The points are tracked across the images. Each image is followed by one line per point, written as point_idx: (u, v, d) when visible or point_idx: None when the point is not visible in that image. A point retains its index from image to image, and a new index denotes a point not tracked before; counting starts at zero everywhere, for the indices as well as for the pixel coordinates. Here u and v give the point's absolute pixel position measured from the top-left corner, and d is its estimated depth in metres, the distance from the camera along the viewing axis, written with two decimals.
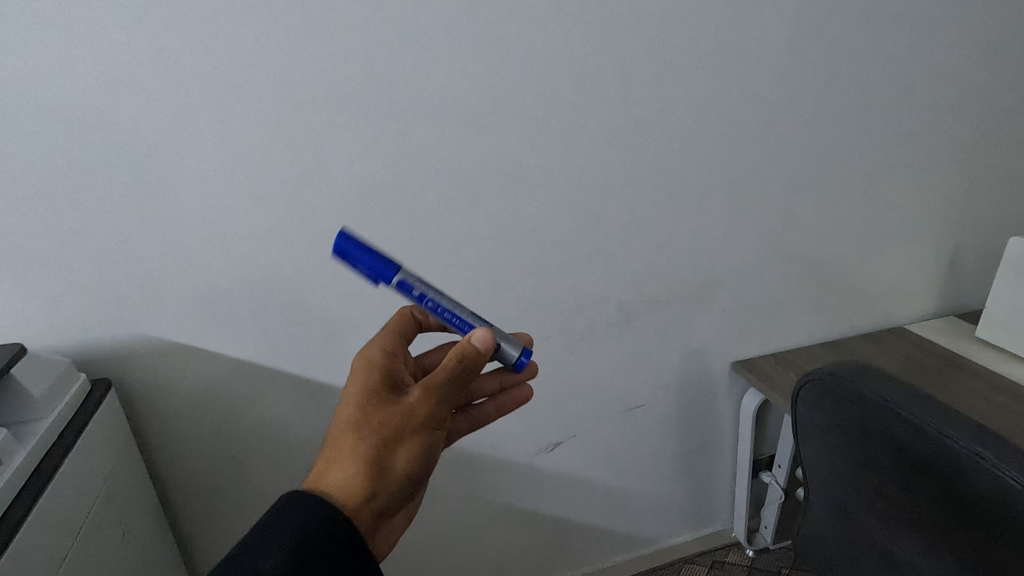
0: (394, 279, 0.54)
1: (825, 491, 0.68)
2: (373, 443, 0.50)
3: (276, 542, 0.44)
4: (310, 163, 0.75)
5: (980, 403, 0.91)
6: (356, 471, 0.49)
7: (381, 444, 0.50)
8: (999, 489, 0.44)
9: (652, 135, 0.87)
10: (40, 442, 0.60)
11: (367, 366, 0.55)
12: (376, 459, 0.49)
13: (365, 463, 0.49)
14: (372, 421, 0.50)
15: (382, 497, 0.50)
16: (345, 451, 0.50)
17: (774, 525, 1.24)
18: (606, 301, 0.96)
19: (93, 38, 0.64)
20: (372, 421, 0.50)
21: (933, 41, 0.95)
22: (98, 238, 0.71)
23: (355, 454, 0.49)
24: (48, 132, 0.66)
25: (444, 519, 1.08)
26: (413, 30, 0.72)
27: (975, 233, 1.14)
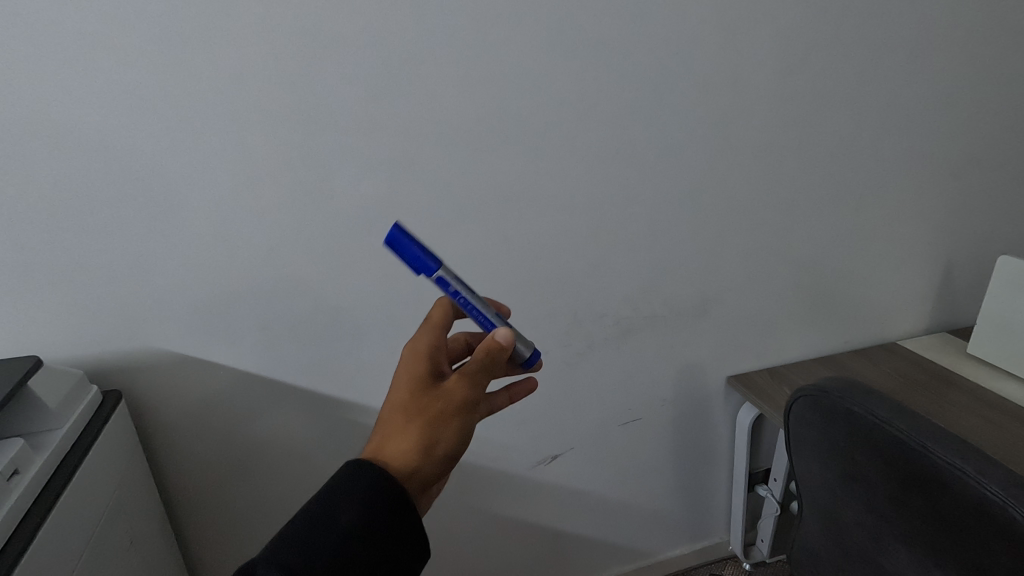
0: (436, 274, 0.52)
1: (817, 505, 0.69)
2: (421, 421, 0.48)
3: (336, 519, 0.43)
4: (317, 183, 0.77)
5: (970, 419, 0.93)
6: (405, 448, 0.48)
7: (429, 420, 0.48)
8: (982, 505, 0.46)
9: (649, 156, 0.89)
10: (55, 451, 0.61)
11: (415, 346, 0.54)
12: (424, 436, 0.48)
13: (415, 439, 0.48)
14: (422, 400, 0.49)
15: (429, 472, 0.48)
16: (395, 428, 0.49)
17: (770, 539, 1.25)
18: (605, 317, 0.98)
19: (111, 63, 0.65)
20: (421, 401, 0.49)
21: (923, 67, 0.98)
22: (111, 254, 0.73)
23: (405, 432, 0.48)
24: (66, 152, 0.67)
25: (445, 530, 1.09)
26: (418, 55, 0.74)
27: (966, 252, 1.17)
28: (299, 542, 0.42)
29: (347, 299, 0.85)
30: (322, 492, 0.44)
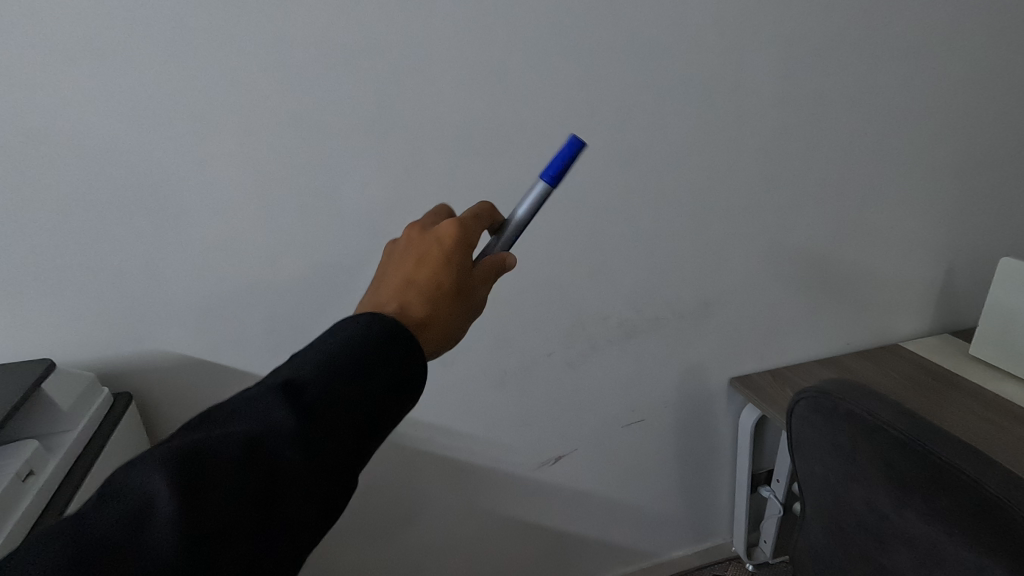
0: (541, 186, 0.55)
1: (819, 506, 0.70)
2: (456, 317, 0.47)
3: (377, 372, 0.39)
4: (323, 187, 0.78)
5: (972, 420, 0.93)
6: (439, 337, 0.46)
7: (463, 319, 0.48)
8: (981, 505, 0.47)
9: (651, 160, 0.90)
10: (68, 452, 0.63)
11: (462, 230, 0.49)
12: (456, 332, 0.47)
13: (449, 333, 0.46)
14: (463, 296, 0.48)
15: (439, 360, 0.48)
16: (435, 314, 0.45)
17: (773, 540, 1.25)
18: (608, 319, 0.99)
19: (122, 70, 0.66)
20: (462, 296, 0.48)
21: (924, 71, 0.99)
22: (121, 258, 0.74)
23: (444, 323, 0.46)
24: (78, 158, 0.68)
25: (449, 531, 1.10)
26: (423, 61, 0.75)
27: (969, 253, 1.17)
28: (340, 384, 0.37)
29: (353, 301, 0.86)
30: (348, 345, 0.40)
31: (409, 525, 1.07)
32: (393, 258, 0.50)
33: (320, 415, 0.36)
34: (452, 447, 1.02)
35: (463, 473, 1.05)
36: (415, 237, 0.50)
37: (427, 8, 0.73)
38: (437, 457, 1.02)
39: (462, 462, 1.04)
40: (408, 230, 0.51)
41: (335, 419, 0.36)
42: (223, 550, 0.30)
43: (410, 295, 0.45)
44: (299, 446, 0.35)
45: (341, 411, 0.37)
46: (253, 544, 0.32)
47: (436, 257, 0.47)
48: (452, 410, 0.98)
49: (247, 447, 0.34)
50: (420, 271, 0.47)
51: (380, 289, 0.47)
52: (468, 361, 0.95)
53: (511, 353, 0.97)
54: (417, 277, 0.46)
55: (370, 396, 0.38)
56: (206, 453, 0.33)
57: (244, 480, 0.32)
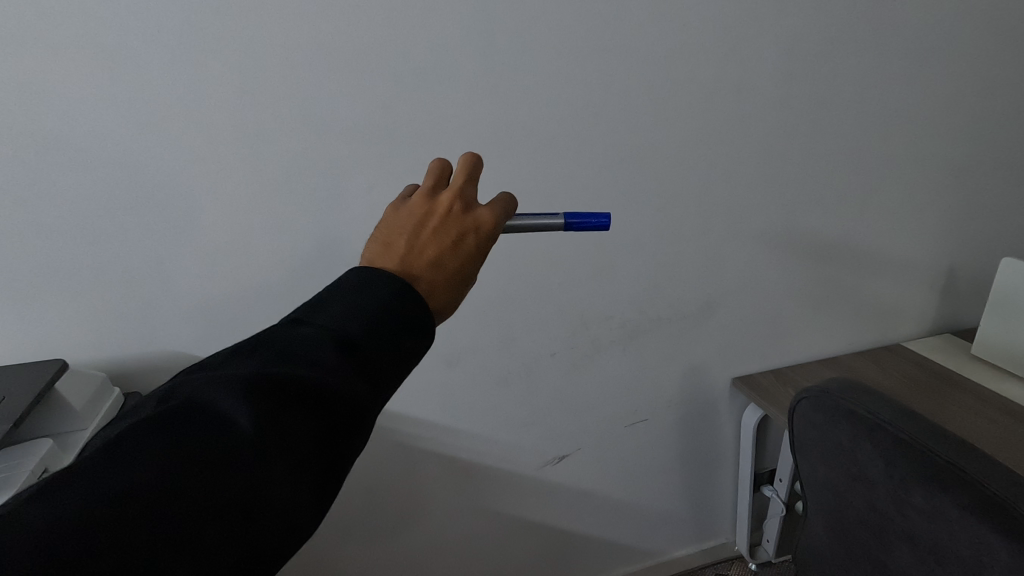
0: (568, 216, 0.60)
1: (821, 504, 0.70)
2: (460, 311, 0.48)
3: (411, 334, 0.41)
4: (330, 190, 0.79)
5: (973, 420, 0.94)
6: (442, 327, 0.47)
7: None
8: (981, 504, 0.47)
9: (654, 161, 0.91)
10: (81, 451, 0.64)
11: (496, 228, 0.48)
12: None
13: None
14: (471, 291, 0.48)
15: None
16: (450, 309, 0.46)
17: (776, 539, 1.26)
18: (611, 320, 1.00)
19: (133, 75, 0.67)
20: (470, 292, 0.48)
21: (925, 72, 0.99)
22: (132, 260, 0.75)
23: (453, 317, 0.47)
24: (90, 162, 0.69)
25: (454, 529, 1.11)
26: (428, 65, 0.76)
27: (970, 254, 1.18)
28: (382, 346, 0.39)
29: None
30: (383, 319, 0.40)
31: (414, 524, 1.08)
32: (424, 224, 0.46)
33: (366, 374, 0.38)
34: (456, 447, 1.03)
35: (468, 473, 1.06)
36: (453, 211, 0.47)
37: (433, 13, 0.74)
38: (442, 456, 1.03)
39: (466, 461, 1.05)
40: (444, 198, 0.47)
41: (379, 376, 0.38)
42: (301, 498, 0.33)
43: (439, 284, 0.44)
44: (353, 400, 0.36)
45: (383, 370, 0.39)
46: (321, 489, 0.34)
47: (470, 251, 0.46)
48: (457, 410, 0.99)
49: (305, 401, 0.35)
50: (452, 259, 0.45)
51: (408, 259, 0.44)
52: (473, 361, 0.96)
53: (515, 354, 0.97)
54: (448, 265, 0.45)
55: (405, 355, 0.40)
56: (267, 408, 0.34)
57: (309, 433, 0.35)
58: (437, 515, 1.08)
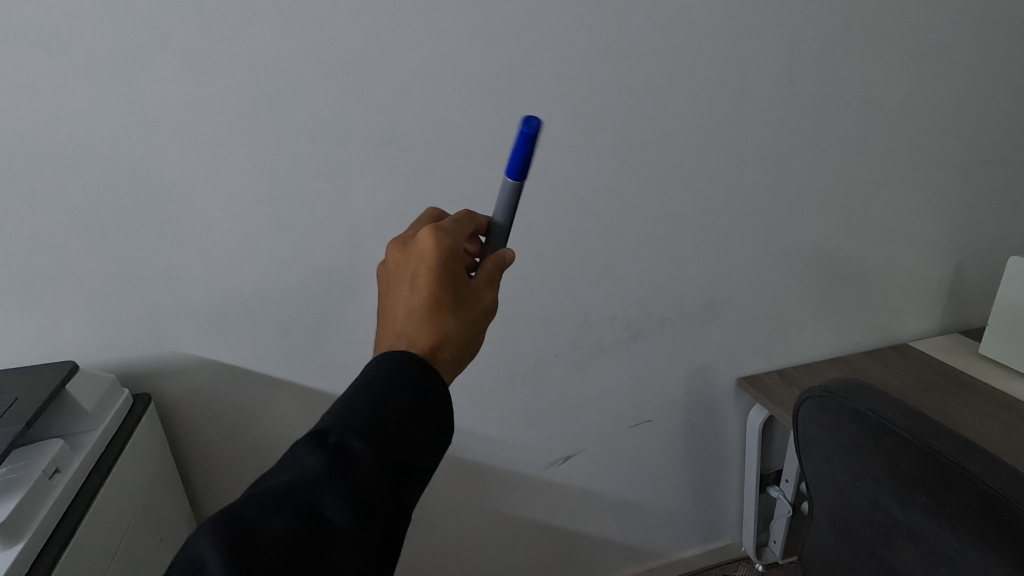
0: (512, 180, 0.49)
1: (827, 505, 0.70)
2: (471, 331, 0.46)
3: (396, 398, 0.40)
4: (335, 192, 0.80)
5: (981, 419, 0.93)
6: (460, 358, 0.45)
7: (477, 330, 0.47)
8: (985, 506, 0.47)
9: (656, 161, 0.91)
10: (92, 450, 0.65)
11: (440, 239, 0.46)
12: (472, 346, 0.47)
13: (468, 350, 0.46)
14: (468, 308, 0.46)
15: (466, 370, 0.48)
16: (445, 339, 0.44)
17: (783, 540, 1.25)
18: (615, 320, 1.00)
19: (141, 82, 0.69)
20: (468, 309, 0.46)
21: (930, 70, 0.99)
22: (141, 263, 0.76)
23: (459, 341, 0.45)
24: (99, 169, 0.71)
25: (460, 530, 1.11)
26: (431, 69, 0.77)
27: (978, 253, 1.17)
28: (362, 416, 0.39)
29: (366, 302, 0.88)
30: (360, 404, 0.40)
31: (419, 526, 1.08)
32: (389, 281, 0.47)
33: (349, 450, 0.38)
34: (461, 447, 1.03)
35: (472, 474, 1.06)
36: (401, 255, 0.47)
37: (434, 17, 0.75)
38: (446, 458, 1.03)
39: (470, 463, 1.05)
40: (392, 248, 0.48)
41: (366, 449, 0.38)
42: None
43: (413, 328, 0.44)
44: (336, 480, 0.37)
45: (370, 440, 0.38)
46: None
47: (431, 276, 0.45)
48: (461, 410, 0.99)
49: (288, 494, 0.36)
50: (415, 299, 0.45)
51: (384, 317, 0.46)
52: (477, 362, 0.97)
53: (519, 354, 0.98)
54: (416, 307, 0.44)
55: (395, 418, 0.39)
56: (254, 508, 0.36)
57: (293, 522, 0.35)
58: (442, 516, 1.08)
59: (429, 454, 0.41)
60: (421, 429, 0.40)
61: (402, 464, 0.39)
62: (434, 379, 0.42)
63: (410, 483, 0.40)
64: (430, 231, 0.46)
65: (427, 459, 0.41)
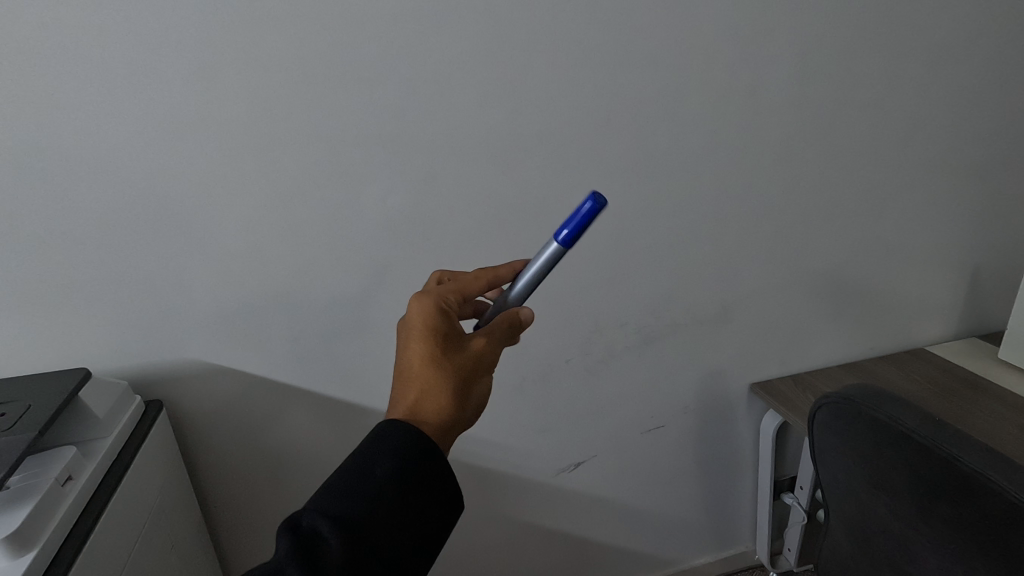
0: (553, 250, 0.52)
1: (844, 515, 0.68)
2: (459, 382, 0.48)
3: (373, 471, 0.42)
4: (344, 198, 0.80)
5: (1001, 426, 0.91)
6: (446, 408, 0.47)
7: (461, 379, 0.49)
8: (1010, 515, 0.46)
9: (667, 164, 0.90)
10: (104, 458, 0.66)
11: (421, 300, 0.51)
12: (461, 398, 0.48)
13: (454, 402, 0.48)
14: (453, 359, 0.49)
15: (463, 426, 0.49)
16: (426, 389, 0.47)
17: (797, 548, 1.22)
18: (626, 325, 0.99)
19: (153, 92, 0.69)
20: (452, 358, 0.49)
21: (945, 71, 0.97)
22: (152, 270, 0.77)
23: (444, 392, 0.47)
24: (111, 177, 0.71)
25: (470, 536, 1.10)
26: (440, 75, 0.77)
27: (995, 256, 1.15)
28: (333, 495, 0.41)
29: (375, 307, 0.87)
30: (337, 485, 0.41)
31: None
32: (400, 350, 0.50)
33: (318, 527, 0.40)
34: (470, 454, 1.02)
35: (482, 480, 1.06)
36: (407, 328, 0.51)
37: (442, 21, 0.75)
38: (455, 464, 1.02)
39: (480, 468, 1.04)
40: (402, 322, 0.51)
41: (333, 529, 0.39)
42: None
43: (399, 386, 0.48)
44: (303, 563, 0.38)
45: (339, 520, 0.40)
46: None
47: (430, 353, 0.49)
48: None
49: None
50: (401, 357, 0.50)
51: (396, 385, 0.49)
52: None
53: (529, 360, 0.97)
54: (404, 364, 0.49)
55: (368, 492, 0.41)
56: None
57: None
58: None
59: (412, 528, 0.42)
60: (397, 504, 0.41)
61: (377, 542, 0.40)
62: (413, 448, 0.43)
63: (382, 564, 0.40)
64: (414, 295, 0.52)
65: (409, 532, 0.42)
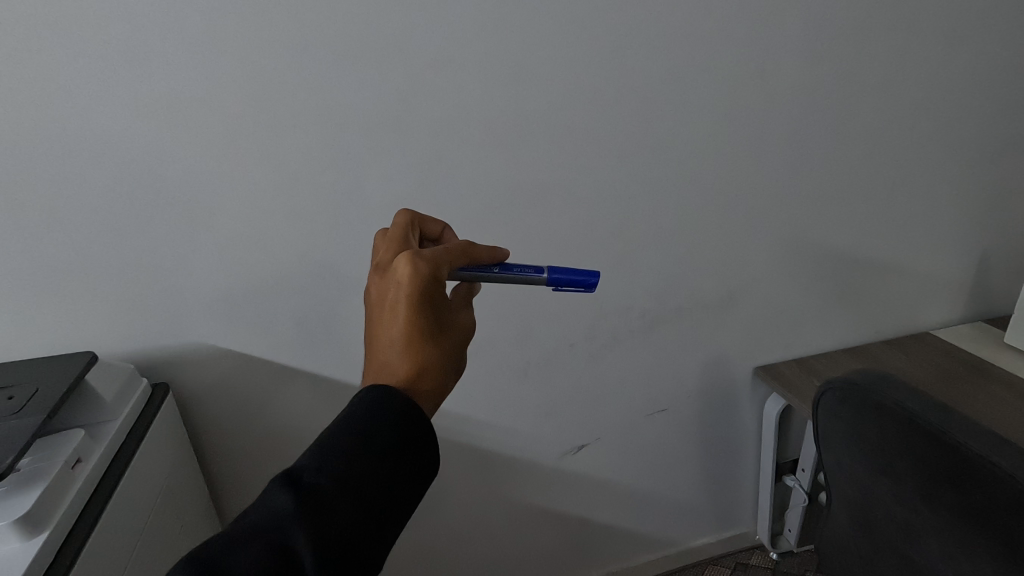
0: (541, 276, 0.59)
1: (846, 498, 0.69)
2: (451, 360, 0.49)
3: (375, 437, 0.42)
4: (346, 180, 0.79)
5: (1005, 411, 0.91)
6: (438, 384, 0.48)
7: (454, 356, 0.50)
8: (1015, 503, 0.45)
9: (673, 147, 0.89)
10: (112, 441, 0.66)
11: (420, 266, 0.46)
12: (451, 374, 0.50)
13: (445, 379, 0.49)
14: (447, 336, 0.49)
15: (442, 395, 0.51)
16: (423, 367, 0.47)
17: (797, 529, 1.24)
18: (630, 309, 0.99)
19: (152, 73, 0.68)
20: (447, 336, 0.49)
21: (959, 50, 0.95)
22: (156, 253, 0.76)
23: (439, 370, 0.48)
24: (113, 160, 0.70)
25: (475, 516, 1.12)
26: (444, 54, 0.76)
27: (1003, 240, 1.14)
28: (334, 457, 0.41)
29: None
30: (338, 446, 0.41)
31: (435, 512, 1.08)
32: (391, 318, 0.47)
33: (319, 485, 0.39)
34: (474, 436, 1.03)
35: (486, 462, 1.06)
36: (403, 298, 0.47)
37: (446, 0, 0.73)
38: (459, 447, 1.03)
39: (485, 451, 1.05)
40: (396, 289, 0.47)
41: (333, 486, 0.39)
42: None
43: (394, 359, 0.47)
44: (305, 519, 0.38)
45: (339, 479, 0.40)
46: None
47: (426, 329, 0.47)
48: (474, 400, 0.99)
49: (256, 534, 0.37)
50: (395, 326, 0.47)
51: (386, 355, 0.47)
52: (492, 351, 0.96)
53: (533, 344, 0.97)
54: (397, 335, 0.47)
55: (369, 457, 0.41)
56: (223, 546, 0.37)
57: (258, 560, 0.36)
58: (456, 502, 1.08)
59: (404, 492, 0.43)
60: (394, 469, 0.42)
61: (375, 503, 0.40)
62: (412, 420, 0.44)
63: (377, 524, 0.40)
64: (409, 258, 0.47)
65: (402, 496, 0.42)
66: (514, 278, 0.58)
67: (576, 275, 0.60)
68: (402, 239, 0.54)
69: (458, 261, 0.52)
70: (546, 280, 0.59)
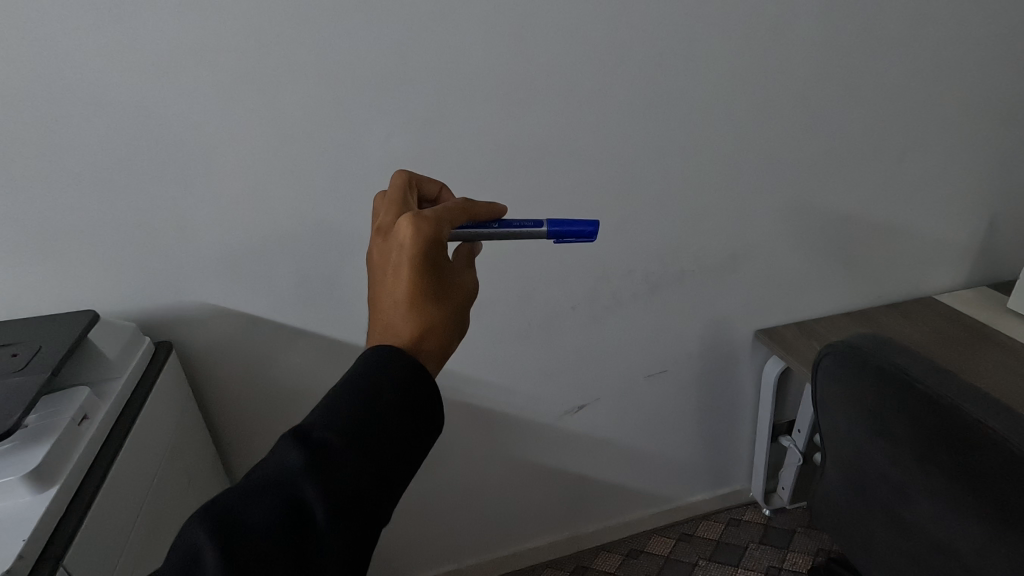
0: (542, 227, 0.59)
1: (841, 459, 0.70)
2: (455, 320, 0.49)
3: (381, 397, 0.42)
4: (344, 138, 0.77)
5: (1003, 376, 0.92)
6: (443, 344, 0.48)
7: (457, 316, 0.50)
8: (1007, 467, 0.46)
9: (682, 106, 0.86)
10: (118, 398, 0.67)
11: (422, 227, 0.46)
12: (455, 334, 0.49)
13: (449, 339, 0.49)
14: (450, 297, 0.49)
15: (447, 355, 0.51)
16: (427, 327, 0.47)
17: (791, 487, 1.27)
18: (633, 272, 0.98)
19: (143, 24, 0.65)
20: (450, 296, 0.49)
21: (984, 5, 0.91)
22: (154, 212, 0.75)
23: (443, 331, 0.48)
24: (105, 115, 0.69)
25: (475, 472, 1.14)
26: (445, 6, 0.72)
27: (1014, 204, 1.12)
28: (341, 416, 0.41)
29: None
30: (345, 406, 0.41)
31: (436, 468, 1.11)
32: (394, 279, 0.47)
33: (327, 443, 0.40)
34: (475, 396, 1.04)
35: (487, 421, 1.08)
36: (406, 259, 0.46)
37: None
38: (460, 406, 1.04)
39: (486, 410, 1.07)
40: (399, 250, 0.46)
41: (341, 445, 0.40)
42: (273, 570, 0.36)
43: (397, 320, 0.47)
44: (314, 476, 0.39)
45: (347, 437, 0.40)
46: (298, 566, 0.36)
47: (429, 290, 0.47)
48: (475, 360, 1.00)
49: (267, 489, 0.38)
50: (397, 287, 0.46)
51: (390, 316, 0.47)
52: (494, 313, 0.96)
53: (534, 306, 0.97)
54: (400, 296, 0.46)
55: (375, 415, 0.41)
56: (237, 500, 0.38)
57: (268, 515, 0.37)
58: (457, 459, 1.11)
59: (413, 448, 0.43)
60: (401, 428, 0.42)
61: (382, 461, 0.41)
62: (417, 380, 0.44)
63: (386, 481, 0.41)
64: (411, 219, 0.46)
65: (410, 453, 0.43)
66: (516, 232, 0.57)
67: (576, 224, 0.60)
68: (401, 200, 0.53)
69: (459, 221, 0.51)
70: (547, 232, 0.59)
